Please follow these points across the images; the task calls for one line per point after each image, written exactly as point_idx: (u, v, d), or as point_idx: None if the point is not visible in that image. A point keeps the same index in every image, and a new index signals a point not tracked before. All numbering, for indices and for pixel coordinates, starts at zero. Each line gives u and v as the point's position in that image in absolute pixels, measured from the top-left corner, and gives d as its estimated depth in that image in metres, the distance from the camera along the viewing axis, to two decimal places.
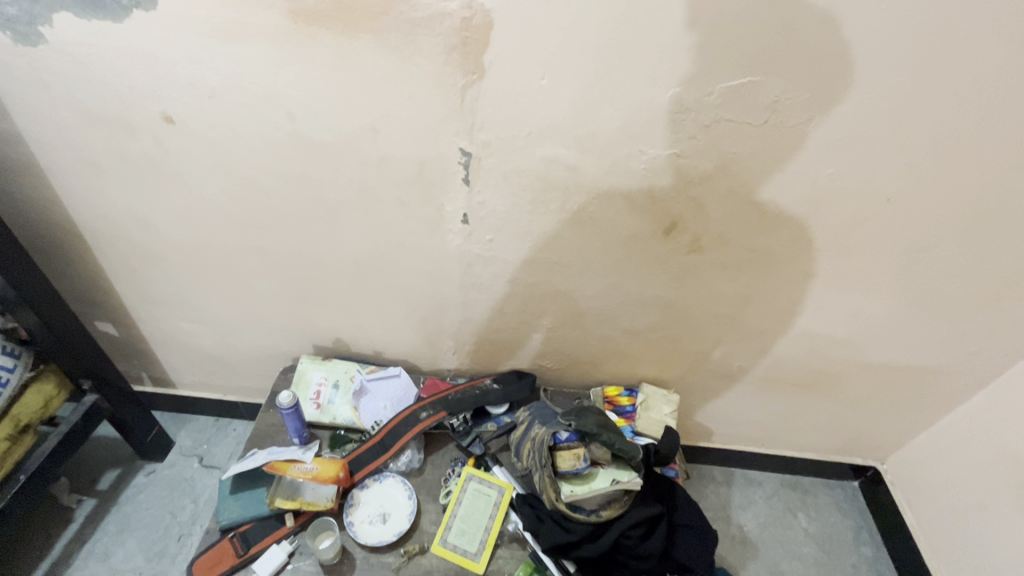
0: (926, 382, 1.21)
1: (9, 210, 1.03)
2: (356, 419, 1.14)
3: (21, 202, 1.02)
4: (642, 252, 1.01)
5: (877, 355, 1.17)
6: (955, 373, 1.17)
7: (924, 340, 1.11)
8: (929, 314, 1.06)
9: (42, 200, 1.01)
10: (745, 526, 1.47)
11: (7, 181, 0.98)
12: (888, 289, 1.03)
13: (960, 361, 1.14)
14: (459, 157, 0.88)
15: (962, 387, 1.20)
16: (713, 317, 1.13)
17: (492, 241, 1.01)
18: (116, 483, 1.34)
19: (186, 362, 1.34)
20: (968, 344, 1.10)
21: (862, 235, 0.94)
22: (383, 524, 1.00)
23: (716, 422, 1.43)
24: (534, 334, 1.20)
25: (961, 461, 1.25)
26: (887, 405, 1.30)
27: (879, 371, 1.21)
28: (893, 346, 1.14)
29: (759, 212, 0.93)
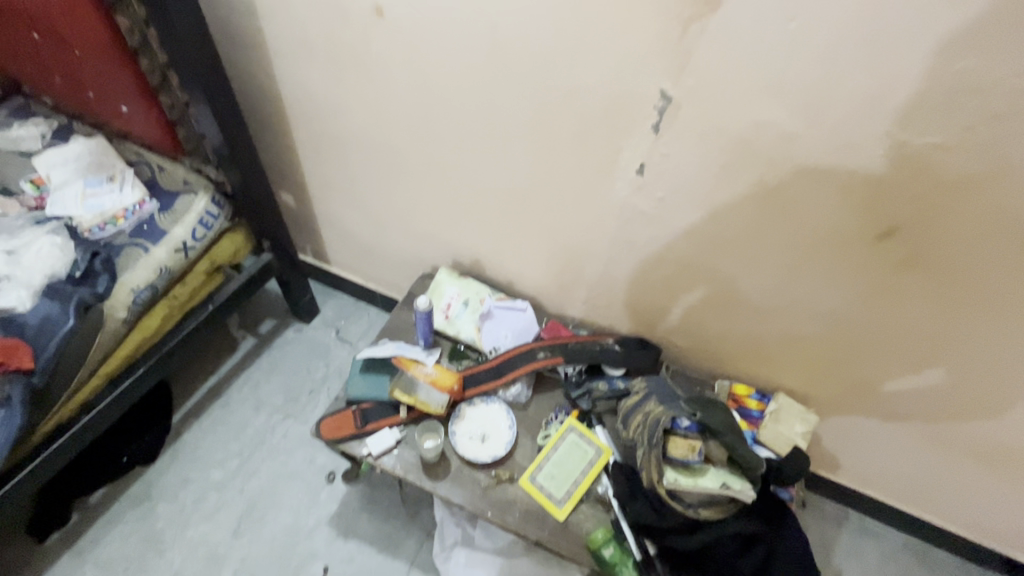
0: None
1: (235, 76, 1.15)
2: (476, 339, 1.18)
3: (245, 70, 1.13)
4: (837, 253, 0.86)
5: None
6: None
7: None
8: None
9: (261, 72, 1.12)
10: (845, 573, 1.33)
11: (238, 49, 1.09)
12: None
13: None
14: (656, 101, 0.79)
15: None
16: (896, 347, 0.95)
17: (662, 200, 0.92)
18: (272, 331, 1.57)
19: (342, 245, 1.48)
20: None
21: None
22: (481, 444, 1.04)
23: (848, 458, 1.27)
24: (673, 308, 1.12)
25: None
26: None
27: None
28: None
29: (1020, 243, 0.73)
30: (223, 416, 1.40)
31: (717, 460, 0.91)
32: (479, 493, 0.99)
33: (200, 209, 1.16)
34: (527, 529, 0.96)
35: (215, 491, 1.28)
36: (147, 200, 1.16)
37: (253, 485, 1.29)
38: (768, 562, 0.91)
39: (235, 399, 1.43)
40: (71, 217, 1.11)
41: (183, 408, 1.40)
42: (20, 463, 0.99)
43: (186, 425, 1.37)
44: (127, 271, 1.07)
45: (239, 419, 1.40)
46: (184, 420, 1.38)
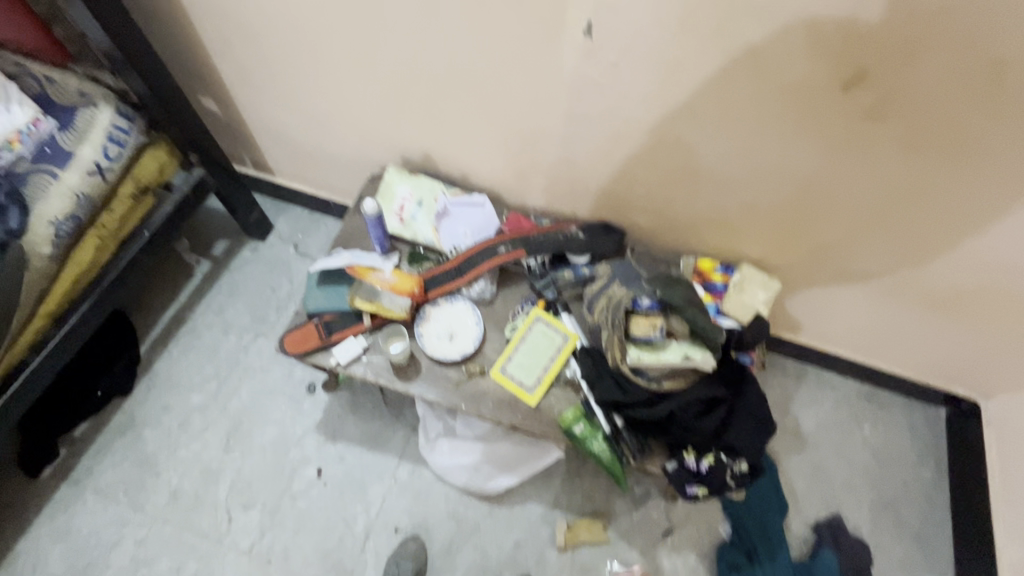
0: None
1: None
2: (434, 240, 1.13)
3: None
4: (805, 109, 0.80)
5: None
6: None
7: None
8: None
9: None
10: (802, 422, 1.45)
11: None
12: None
13: None
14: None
15: None
16: (858, 204, 0.94)
17: (615, 64, 0.82)
18: (226, 252, 1.50)
19: (282, 152, 1.36)
20: None
21: None
22: (450, 342, 1.04)
23: (810, 319, 1.31)
24: (635, 187, 1.07)
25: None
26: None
27: None
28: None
29: (987, 77, 0.69)
30: (192, 342, 1.38)
31: (681, 333, 0.92)
32: (451, 388, 1.01)
33: (106, 124, 1.03)
34: (502, 415, 1.00)
35: (198, 414, 1.30)
36: (40, 117, 0.99)
37: (235, 405, 1.31)
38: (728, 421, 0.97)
39: (201, 324, 1.40)
40: None
41: (149, 338, 1.37)
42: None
43: (156, 356, 1.36)
44: (38, 202, 0.97)
45: (209, 344, 1.38)
46: (152, 350, 1.36)
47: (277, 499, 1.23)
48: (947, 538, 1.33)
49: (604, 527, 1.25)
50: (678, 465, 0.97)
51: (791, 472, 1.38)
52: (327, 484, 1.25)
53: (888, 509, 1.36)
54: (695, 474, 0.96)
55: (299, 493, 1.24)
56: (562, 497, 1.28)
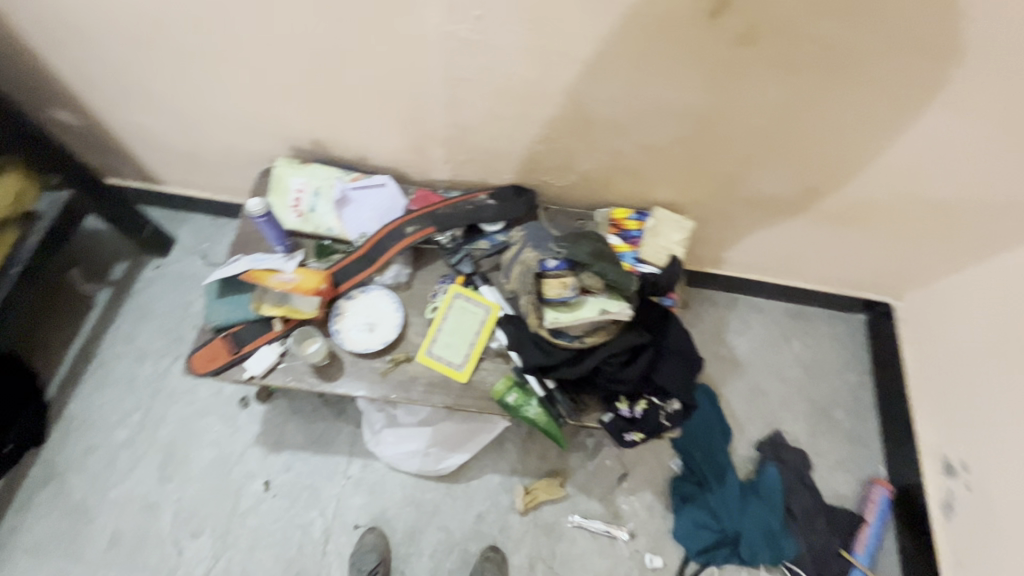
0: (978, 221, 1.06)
1: None
2: (338, 230, 1.07)
3: None
4: (679, 45, 0.79)
5: (934, 188, 1.00)
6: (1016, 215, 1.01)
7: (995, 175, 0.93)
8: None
9: None
10: (738, 349, 1.50)
11: None
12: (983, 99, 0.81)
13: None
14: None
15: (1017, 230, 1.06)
16: (751, 133, 0.94)
17: (479, 17, 0.77)
18: (127, 274, 1.39)
19: (161, 159, 1.25)
20: None
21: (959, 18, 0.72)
22: (370, 333, 1.01)
23: (730, 251, 1.34)
24: (536, 145, 1.04)
25: (979, 306, 1.17)
26: (922, 241, 1.17)
27: (927, 206, 1.05)
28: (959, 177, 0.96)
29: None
30: (106, 376, 1.29)
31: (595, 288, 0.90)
32: (379, 380, 0.98)
33: None
34: (434, 396, 0.99)
35: (126, 450, 1.23)
36: None
37: (164, 433, 1.25)
38: (656, 364, 0.99)
39: (112, 355, 1.31)
40: None
41: (56, 380, 1.27)
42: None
43: (67, 398, 1.26)
44: None
45: (124, 375, 1.29)
46: (62, 392, 1.26)
47: (227, 520, 1.19)
48: (876, 432, 1.43)
49: (562, 485, 1.28)
50: (614, 415, 0.98)
51: (733, 399, 1.44)
52: (276, 495, 1.22)
53: (822, 416, 1.44)
54: (630, 420, 0.98)
55: (249, 509, 1.20)
56: (519, 462, 1.29)
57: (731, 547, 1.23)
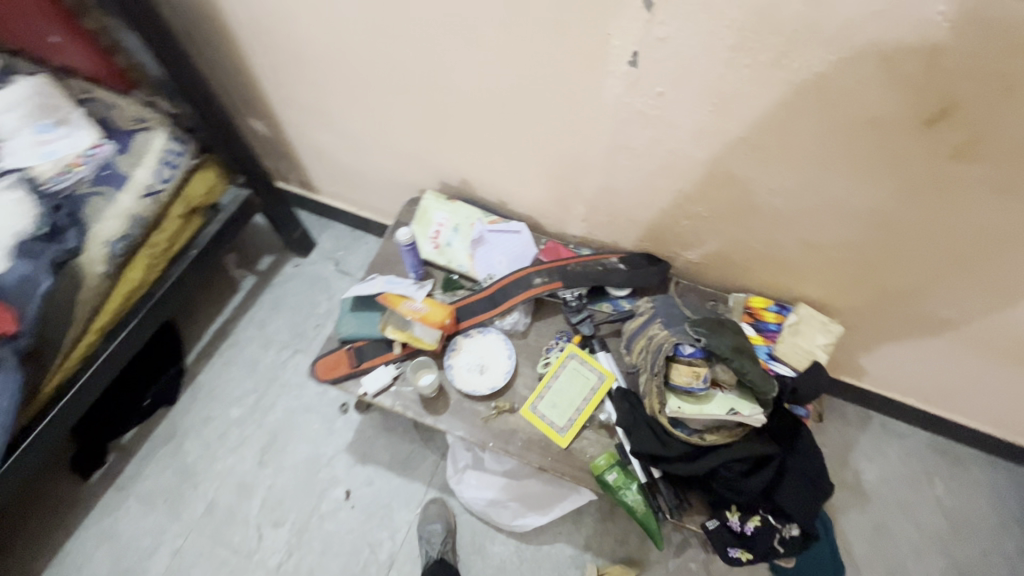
0: None
1: None
2: (468, 267, 1.11)
3: None
4: (879, 144, 0.71)
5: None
6: None
7: None
8: None
9: None
10: (862, 474, 1.33)
11: None
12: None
13: None
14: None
15: None
16: (938, 246, 0.83)
17: (662, 95, 0.76)
18: (271, 267, 1.54)
19: (326, 173, 1.38)
20: None
21: None
22: (480, 375, 1.01)
23: (875, 364, 1.19)
24: (682, 221, 1.00)
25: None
26: None
27: None
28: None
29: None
30: (235, 356, 1.41)
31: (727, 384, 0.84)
32: (479, 425, 0.98)
33: (160, 148, 1.08)
34: (529, 455, 0.96)
35: (236, 427, 1.32)
36: (103, 143, 1.06)
37: (270, 420, 1.33)
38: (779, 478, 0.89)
39: (243, 337, 1.44)
40: (26, 168, 1.00)
41: (195, 350, 1.42)
42: (34, 422, 1.01)
43: (200, 368, 1.40)
44: (96, 221, 1.00)
45: (249, 358, 1.41)
46: (197, 362, 1.40)
47: (306, 518, 1.23)
48: None
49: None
50: (720, 524, 0.89)
51: (849, 530, 1.27)
52: (354, 506, 1.25)
53: None
54: (739, 535, 0.88)
55: (327, 514, 1.24)
56: (595, 538, 1.22)
57: None
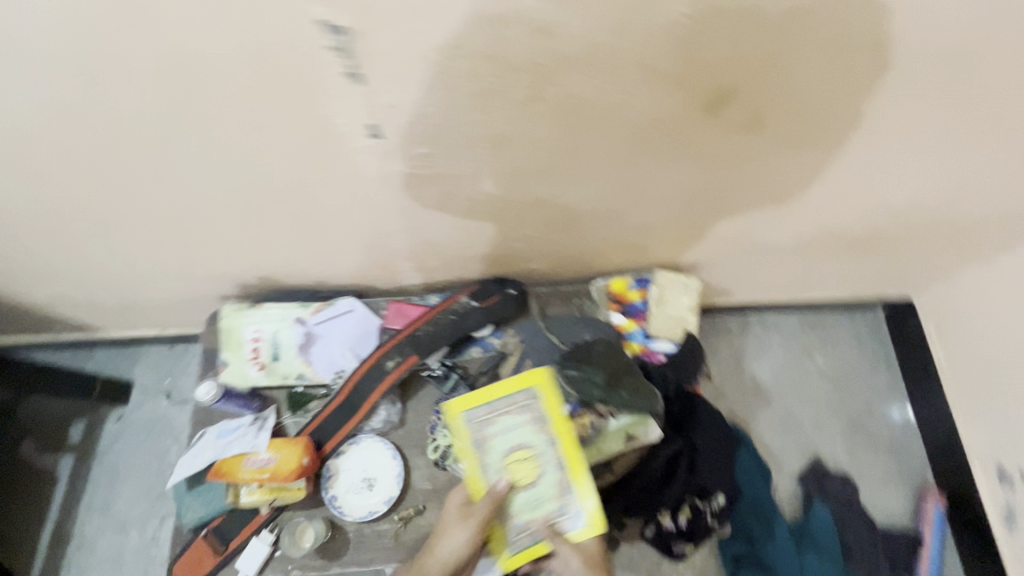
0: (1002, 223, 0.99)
1: None
2: (310, 375, 0.94)
3: None
4: (672, 134, 0.63)
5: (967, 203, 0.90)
6: None
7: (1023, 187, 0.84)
8: None
9: None
10: (758, 375, 1.39)
11: None
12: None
13: None
14: (320, 30, 0.45)
15: None
16: (757, 195, 0.81)
17: (429, 154, 0.62)
18: (88, 434, 1.24)
19: (100, 313, 1.10)
20: None
21: (998, 68, 0.59)
22: (370, 493, 0.89)
23: (739, 284, 1.21)
24: (515, 242, 0.90)
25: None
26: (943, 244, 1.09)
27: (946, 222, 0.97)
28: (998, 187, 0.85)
29: (852, 41, 0.53)
30: (88, 559, 1.16)
31: (623, 408, 0.82)
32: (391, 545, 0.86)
33: None
34: None
35: None
36: None
37: None
38: (693, 458, 0.92)
39: (90, 531, 1.18)
40: None
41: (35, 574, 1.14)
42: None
43: None
44: None
45: (109, 550, 1.16)
46: None
47: None
48: (917, 438, 1.35)
49: None
50: (657, 529, 0.91)
51: (764, 431, 1.34)
52: None
53: (859, 430, 1.35)
54: (676, 532, 0.90)
55: None
56: None
57: None
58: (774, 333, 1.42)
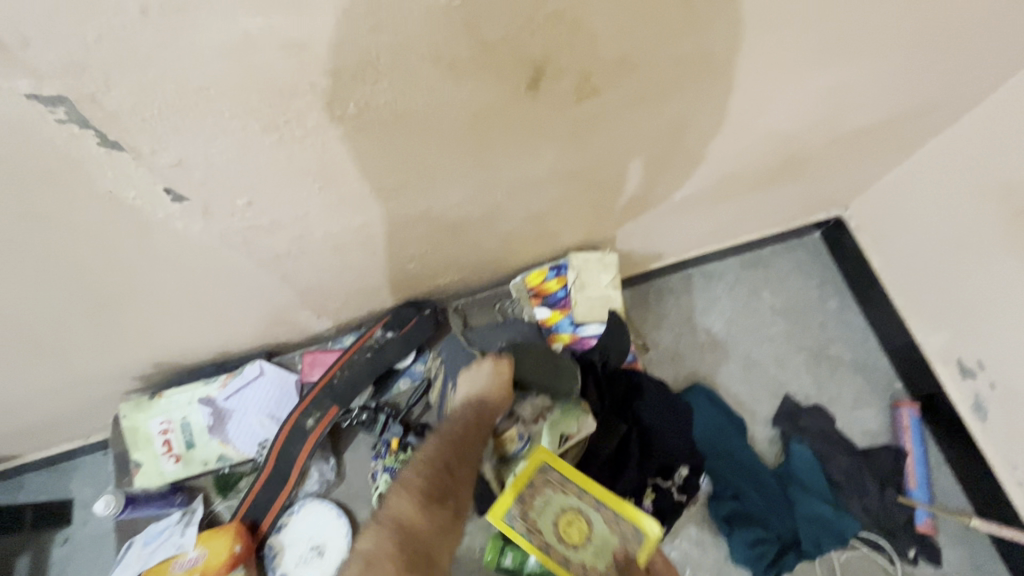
0: (902, 124, 0.96)
1: None
2: (231, 454, 0.88)
3: None
4: (507, 120, 0.59)
5: (856, 113, 0.87)
6: (934, 106, 0.93)
7: (903, 84, 0.82)
8: (924, 49, 0.74)
9: None
10: (713, 328, 1.35)
11: None
12: (885, 28, 0.67)
13: (940, 92, 0.88)
14: (35, 105, 0.39)
15: (942, 115, 0.97)
16: (638, 158, 0.76)
17: (251, 202, 0.57)
18: (34, 566, 1.16)
19: (6, 442, 1.01)
20: (959, 68, 0.82)
21: None
22: (320, 560, 0.84)
23: (667, 245, 1.17)
24: (408, 265, 0.84)
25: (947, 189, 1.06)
26: (854, 158, 1.06)
27: (846, 137, 0.95)
28: (882, 91, 0.82)
29: None
30: None
31: (543, 486, 0.73)
32: None
33: None
34: None
35: None
36: None
37: None
38: (642, 432, 0.90)
39: None
40: None
41: None
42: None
43: None
44: None
45: None
46: None
47: None
48: (878, 351, 1.34)
49: None
50: None
51: (730, 382, 1.31)
52: None
53: (822, 358, 1.34)
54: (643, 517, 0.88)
55: None
56: None
57: (796, 549, 1.11)
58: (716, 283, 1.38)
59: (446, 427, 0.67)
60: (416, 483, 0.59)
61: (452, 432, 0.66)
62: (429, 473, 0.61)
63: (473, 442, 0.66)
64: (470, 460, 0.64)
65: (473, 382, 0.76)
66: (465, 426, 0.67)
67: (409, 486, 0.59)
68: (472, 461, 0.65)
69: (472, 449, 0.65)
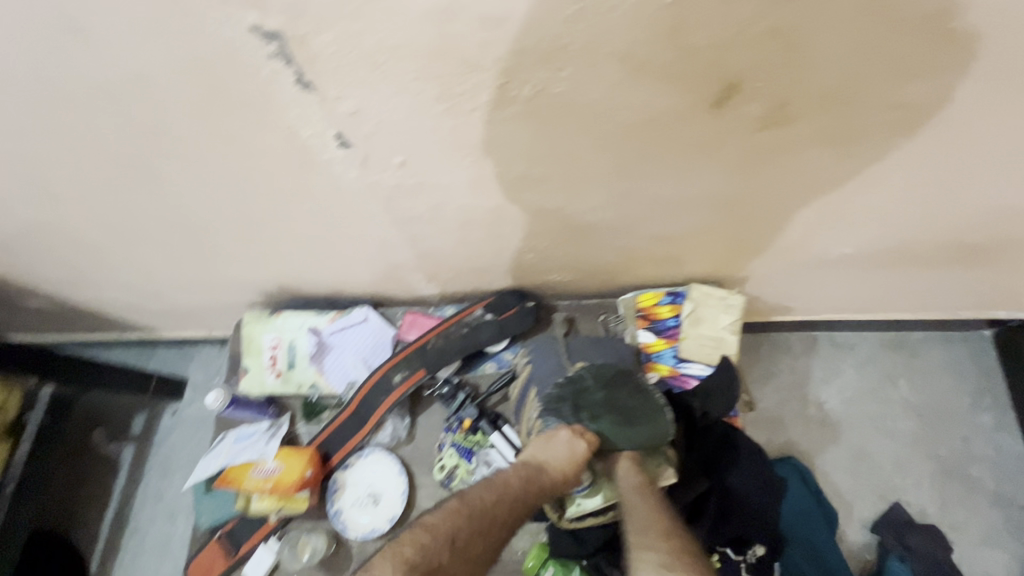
0: None
1: None
2: (322, 385, 0.94)
3: None
4: (676, 135, 0.54)
5: None
6: None
7: None
8: None
9: None
10: (826, 403, 1.20)
11: None
12: None
13: None
14: (255, 38, 0.43)
15: None
16: (802, 201, 0.69)
17: (406, 163, 0.58)
18: (148, 425, 1.35)
19: (154, 317, 1.18)
20: None
21: None
22: (375, 509, 0.87)
23: (802, 301, 1.05)
24: (526, 255, 0.83)
25: None
26: None
27: None
28: None
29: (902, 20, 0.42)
30: (143, 542, 1.25)
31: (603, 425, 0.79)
32: None
33: None
34: None
35: None
36: None
37: None
38: (723, 493, 0.82)
39: (145, 517, 1.27)
40: None
41: (99, 552, 1.25)
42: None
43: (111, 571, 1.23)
44: None
45: (159, 536, 1.25)
46: (106, 565, 1.24)
47: None
48: None
49: None
50: None
51: (831, 469, 1.16)
52: None
53: (953, 476, 1.14)
54: None
55: None
56: None
57: None
58: (844, 355, 1.23)
59: (470, 495, 0.64)
60: (408, 550, 0.57)
61: (472, 504, 0.63)
62: (425, 545, 0.58)
63: (491, 518, 0.62)
64: (479, 540, 0.61)
65: (544, 446, 0.69)
66: (493, 501, 0.64)
67: (398, 552, 0.57)
68: (482, 541, 0.61)
69: (488, 531, 0.62)
